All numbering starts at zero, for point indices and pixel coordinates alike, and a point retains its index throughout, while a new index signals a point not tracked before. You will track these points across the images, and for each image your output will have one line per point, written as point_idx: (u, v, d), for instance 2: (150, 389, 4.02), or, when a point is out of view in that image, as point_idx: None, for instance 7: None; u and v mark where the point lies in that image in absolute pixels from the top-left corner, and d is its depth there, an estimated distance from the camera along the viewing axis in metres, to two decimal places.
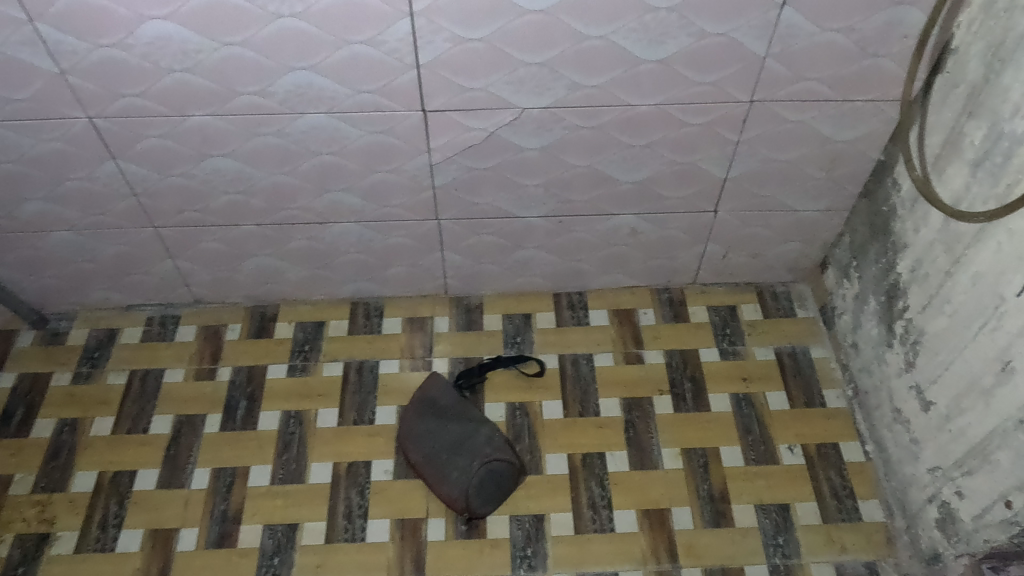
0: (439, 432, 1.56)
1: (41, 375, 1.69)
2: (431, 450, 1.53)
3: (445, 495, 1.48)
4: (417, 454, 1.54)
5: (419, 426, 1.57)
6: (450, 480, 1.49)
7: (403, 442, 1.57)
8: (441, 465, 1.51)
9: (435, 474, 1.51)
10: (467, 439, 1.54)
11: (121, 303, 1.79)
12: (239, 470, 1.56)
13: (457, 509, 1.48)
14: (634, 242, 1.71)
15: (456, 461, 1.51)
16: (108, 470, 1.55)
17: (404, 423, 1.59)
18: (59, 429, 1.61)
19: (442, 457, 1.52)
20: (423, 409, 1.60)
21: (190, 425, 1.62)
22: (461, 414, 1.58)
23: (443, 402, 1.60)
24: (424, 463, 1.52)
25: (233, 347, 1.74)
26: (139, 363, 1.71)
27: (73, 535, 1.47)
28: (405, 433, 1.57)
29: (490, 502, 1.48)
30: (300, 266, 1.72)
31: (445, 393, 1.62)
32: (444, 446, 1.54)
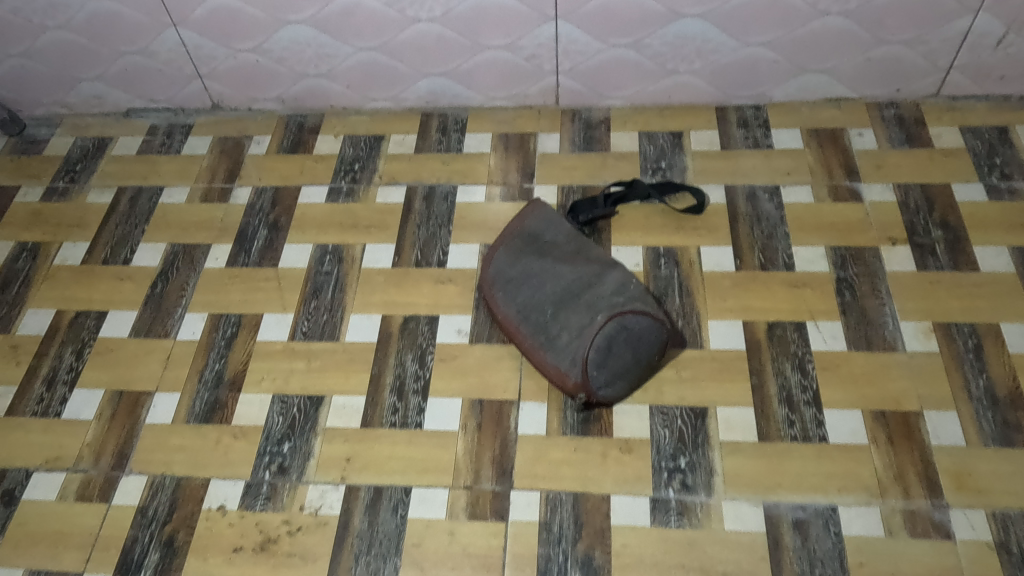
0: (542, 277, 1.01)
1: (4, 189, 1.25)
2: (529, 303, 0.99)
3: (549, 367, 0.94)
4: (507, 308, 1.00)
5: (511, 269, 1.03)
6: (558, 346, 0.94)
7: (485, 291, 1.03)
8: (544, 324, 0.97)
9: (534, 337, 0.96)
10: (586, 288, 0.98)
11: (118, 106, 1.32)
12: (247, 320, 1.06)
13: (567, 387, 0.92)
14: (857, 8, 1.08)
15: (568, 317, 0.96)
16: (69, 310, 1.09)
17: (487, 266, 1.05)
18: (16, 254, 1.16)
19: (546, 313, 0.98)
20: (517, 247, 1.05)
21: (187, 258, 1.13)
22: (577, 253, 1.02)
23: (550, 239, 1.05)
24: (518, 322, 0.98)
25: (257, 163, 1.24)
26: (130, 178, 1.24)
27: (8, 391, 1.02)
28: (489, 279, 1.03)
29: (619, 379, 0.91)
30: (349, 45, 1.19)
31: (552, 226, 1.06)
32: (550, 297, 0.99)
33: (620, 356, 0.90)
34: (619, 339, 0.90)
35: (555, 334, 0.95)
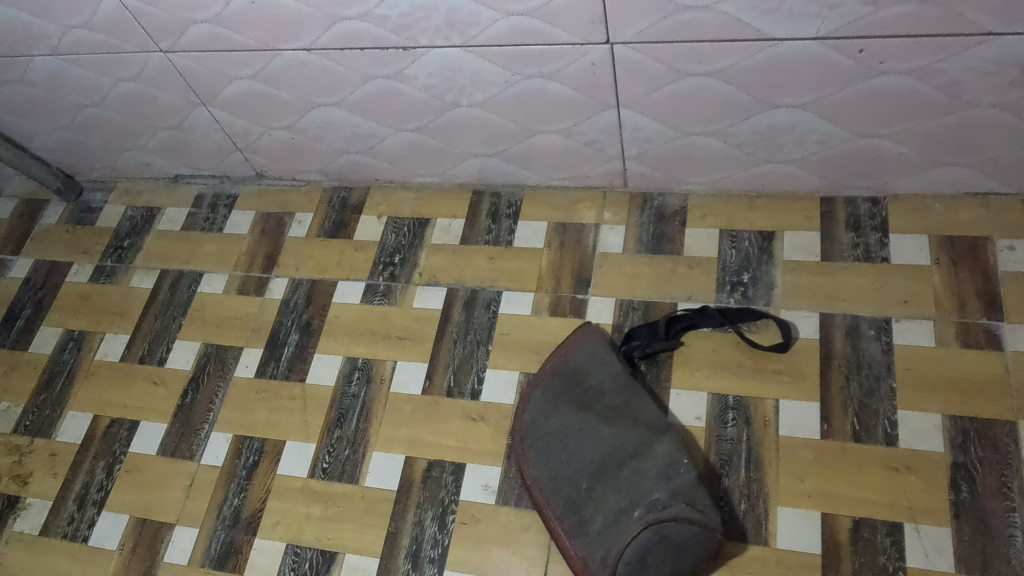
0: (580, 438, 0.87)
1: (58, 266, 1.24)
2: (562, 471, 0.86)
3: (575, 560, 0.81)
4: (536, 472, 0.87)
5: (547, 421, 0.89)
6: (588, 537, 0.81)
7: (515, 442, 0.90)
8: (576, 502, 0.83)
9: (563, 517, 0.83)
10: (628, 463, 0.83)
11: (166, 172, 1.27)
12: (270, 447, 1.00)
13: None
14: (1019, 99, 0.80)
15: (603, 500, 0.82)
16: (105, 415, 1.07)
17: (521, 409, 0.92)
18: (62, 345, 1.16)
19: (580, 488, 0.84)
20: (556, 391, 0.91)
21: (218, 362, 1.08)
22: (624, 410, 0.87)
23: (595, 385, 0.90)
24: (548, 493, 0.85)
25: (296, 248, 1.16)
26: (172, 260, 1.19)
27: (44, 507, 1.02)
28: (521, 428, 0.90)
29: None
30: (385, 126, 1.05)
31: (599, 366, 0.91)
32: (586, 468, 0.85)
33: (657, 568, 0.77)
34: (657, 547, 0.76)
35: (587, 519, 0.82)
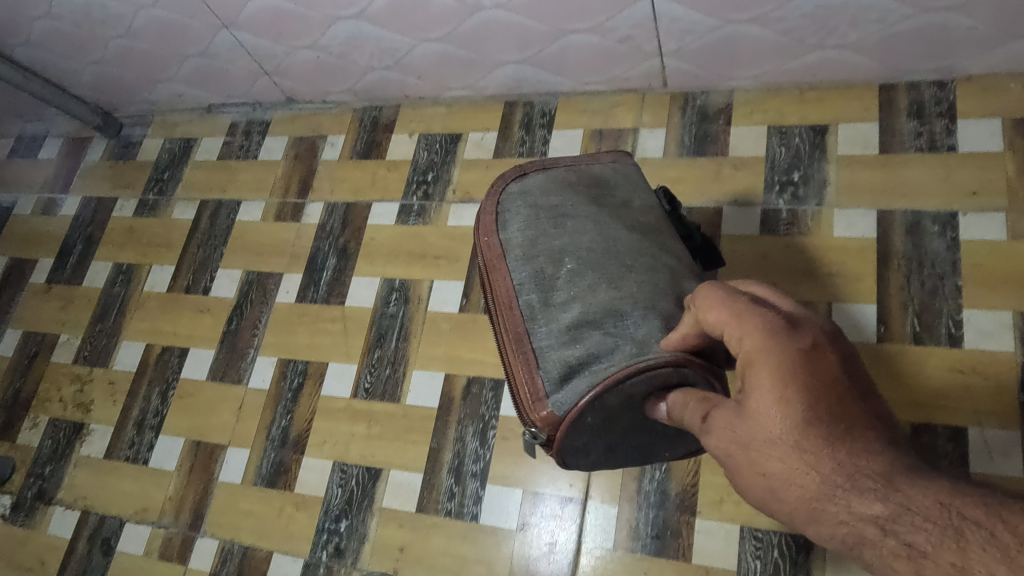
0: (577, 225, 0.68)
1: (104, 202, 1.26)
2: (542, 247, 0.67)
3: (518, 351, 0.62)
4: (513, 243, 0.68)
5: (543, 197, 0.71)
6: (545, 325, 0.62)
7: (489, 214, 0.72)
8: (546, 283, 0.65)
9: (523, 292, 0.65)
10: (627, 261, 0.65)
11: (199, 102, 1.26)
12: (313, 369, 1.01)
13: (524, 396, 0.60)
14: None
15: (586, 291, 0.63)
16: (157, 344, 1.10)
17: (508, 184, 0.73)
18: (113, 278, 1.18)
19: (559, 269, 0.66)
20: (564, 179, 0.73)
21: (260, 289, 1.09)
22: (648, 227, 0.71)
23: (621, 196, 0.73)
24: (513, 263, 0.67)
25: (330, 172, 1.14)
26: (210, 190, 1.20)
27: (106, 432, 1.06)
28: (502, 202, 0.72)
29: (595, 436, 0.57)
30: (408, 36, 1.01)
31: (628, 186, 0.75)
32: (575, 254, 0.66)
33: (618, 413, 0.56)
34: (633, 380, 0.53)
35: (553, 310, 0.63)
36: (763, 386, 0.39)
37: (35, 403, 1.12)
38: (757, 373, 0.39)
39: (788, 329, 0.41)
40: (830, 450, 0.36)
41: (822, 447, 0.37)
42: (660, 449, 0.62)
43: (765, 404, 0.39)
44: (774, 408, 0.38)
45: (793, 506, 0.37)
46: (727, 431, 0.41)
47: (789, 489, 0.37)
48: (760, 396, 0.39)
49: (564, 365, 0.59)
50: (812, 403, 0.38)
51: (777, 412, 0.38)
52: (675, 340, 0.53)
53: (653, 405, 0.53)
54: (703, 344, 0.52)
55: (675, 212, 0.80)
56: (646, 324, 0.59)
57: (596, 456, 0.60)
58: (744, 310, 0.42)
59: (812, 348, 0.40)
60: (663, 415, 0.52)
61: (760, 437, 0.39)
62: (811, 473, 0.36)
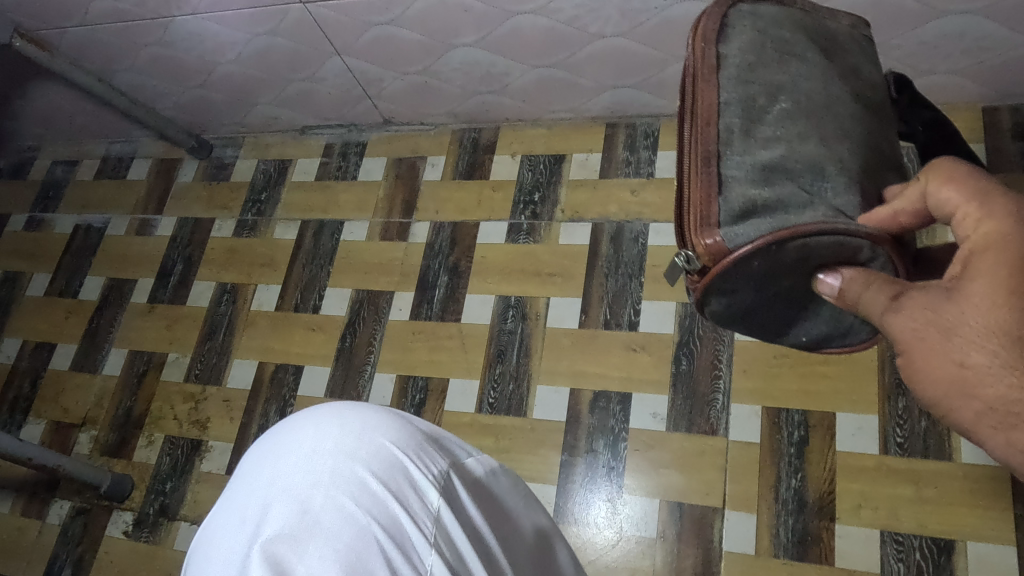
0: (809, 65, 0.53)
1: (201, 223, 1.29)
2: (762, 75, 0.52)
3: (700, 171, 0.49)
4: (725, 57, 0.53)
5: (776, 25, 0.55)
6: (741, 154, 0.49)
7: (702, 25, 0.55)
8: (755, 114, 0.51)
9: (726, 112, 0.51)
10: (854, 129, 0.51)
11: (293, 124, 1.29)
12: (435, 385, 1.04)
13: (694, 227, 0.49)
14: None
15: (797, 134, 0.50)
16: (271, 362, 1.13)
17: (737, 6, 0.57)
18: (218, 297, 1.21)
19: (773, 104, 0.51)
20: (797, 20, 0.57)
21: (372, 307, 1.12)
22: (879, 103, 0.56)
23: (855, 60, 0.58)
24: (724, 79, 0.52)
25: (434, 192, 1.17)
26: (311, 211, 1.23)
27: (227, 448, 1.09)
28: (721, 19, 0.56)
29: (748, 286, 0.49)
30: (522, 64, 1.04)
31: (859, 52, 0.59)
32: (800, 95, 0.52)
33: (790, 268, 0.48)
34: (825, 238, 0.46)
35: (754, 141, 0.50)
36: (984, 272, 0.39)
37: (149, 421, 1.15)
38: (982, 260, 0.39)
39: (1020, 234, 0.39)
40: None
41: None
42: (796, 328, 0.54)
43: (969, 314, 0.39)
44: (985, 295, 0.39)
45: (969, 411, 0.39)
46: (918, 312, 0.41)
47: (972, 395, 0.39)
48: (975, 282, 0.39)
49: (746, 202, 0.48)
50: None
51: (989, 299, 0.38)
52: (882, 216, 0.46)
53: (825, 277, 0.48)
54: (915, 226, 0.46)
55: (902, 102, 0.65)
56: (850, 194, 0.48)
57: (736, 311, 0.52)
58: (985, 190, 0.41)
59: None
60: (832, 291, 0.48)
61: (960, 321, 0.39)
62: (1005, 359, 0.38)
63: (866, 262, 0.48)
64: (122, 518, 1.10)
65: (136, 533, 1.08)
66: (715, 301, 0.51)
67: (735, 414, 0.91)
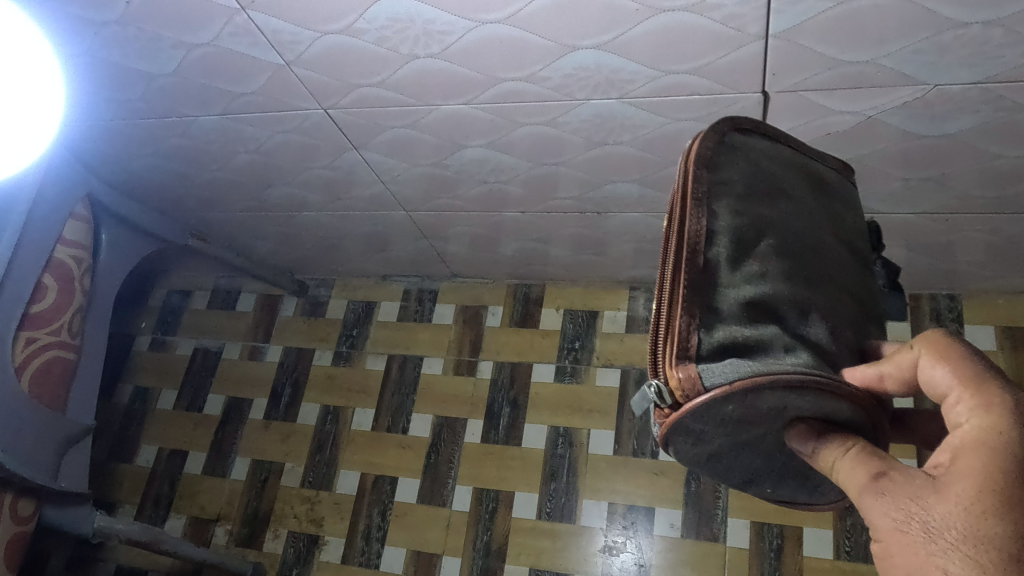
0: (786, 206, 0.66)
1: (304, 352, 1.62)
2: (751, 209, 0.63)
3: (684, 299, 0.57)
4: (727, 185, 0.63)
5: (767, 161, 0.68)
6: (725, 288, 0.58)
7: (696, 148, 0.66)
8: (744, 247, 0.60)
9: (716, 241, 0.60)
10: (819, 279, 0.63)
11: (378, 274, 1.63)
12: (503, 495, 1.37)
13: (674, 356, 0.55)
14: None
15: (777, 276, 0.60)
16: (371, 473, 1.46)
17: (734, 138, 0.67)
18: (323, 417, 1.54)
19: (757, 243, 0.61)
20: (779, 156, 0.70)
21: (451, 430, 1.45)
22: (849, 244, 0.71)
23: (829, 211, 0.71)
24: (716, 206, 0.62)
25: (495, 337, 1.51)
26: (396, 346, 1.56)
27: (340, 542, 1.41)
28: (718, 142, 0.67)
29: (716, 427, 0.55)
30: (569, 249, 1.39)
31: (844, 203, 0.75)
32: (779, 240, 0.63)
33: (760, 416, 0.54)
34: (805, 397, 0.51)
35: (742, 278, 0.59)
36: (967, 465, 0.40)
37: (273, 518, 1.47)
38: (965, 458, 0.40)
39: (994, 427, 0.41)
40: (1008, 546, 0.37)
41: (1000, 555, 0.36)
42: (764, 466, 0.61)
43: (945, 515, 0.39)
44: (963, 495, 0.39)
45: None
46: (896, 504, 0.42)
47: None
48: (955, 477, 0.40)
49: (728, 339, 0.55)
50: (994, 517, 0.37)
51: (965, 495, 0.39)
52: (868, 377, 0.53)
53: (797, 434, 0.54)
54: (898, 394, 0.52)
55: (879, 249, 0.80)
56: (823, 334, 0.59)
57: (700, 446, 0.58)
58: (981, 379, 0.43)
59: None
60: (806, 444, 0.53)
61: (935, 516, 0.40)
62: (978, 574, 0.37)
63: (837, 419, 0.54)
64: None
65: None
66: (678, 437, 0.56)
67: (731, 526, 1.25)
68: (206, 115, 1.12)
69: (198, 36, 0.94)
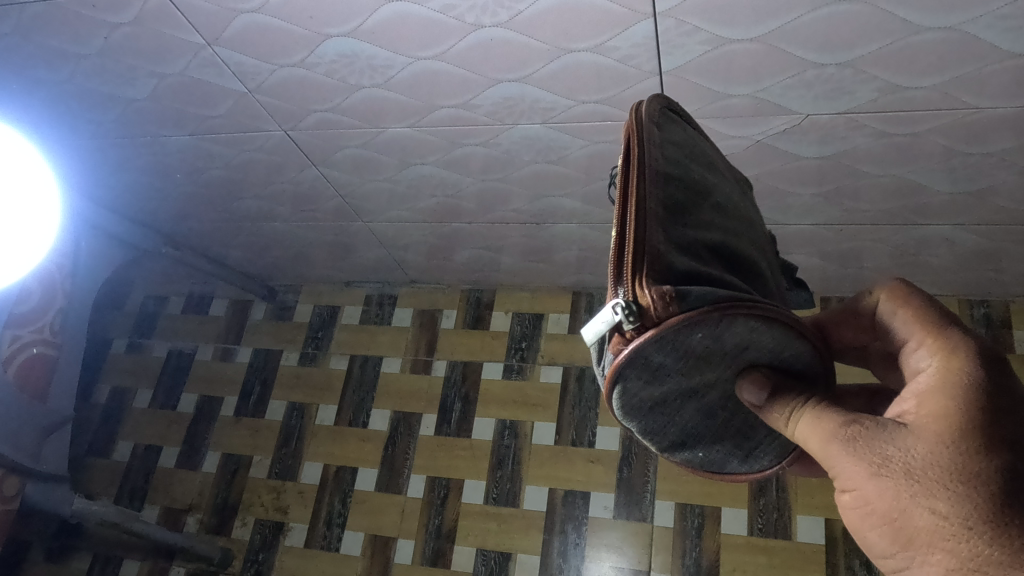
0: (717, 173, 0.63)
1: (273, 353, 1.73)
2: (690, 168, 0.57)
3: (648, 217, 0.46)
4: (667, 139, 0.57)
5: (693, 140, 0.64)
6: (684, 223, 0.50)
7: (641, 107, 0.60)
8: (693, 197, 0.53)
9: (668, 181, 0.52)
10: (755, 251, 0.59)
11: (342, 280, 1.75)
12: (454, 483, 1.49)
13: (641, 263, 0.43)
14: (947, 251, 1.27)
15: (722, 231, 0.54)
16: (333, 464, 1.57)
17: (665, 107, 0.63)
18: (289, 413, 1.65)
19: (701, 197, 0.55)
20: (704, 143, 0.67)
21: (407, 424, 1.57)
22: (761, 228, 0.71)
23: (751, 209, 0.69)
24: (662, 150, 0.55)
25: (449, 338, 1.63)
26: (358, 347, 1.68)
27: (303, 528, 1.53)
28: (653, 112, 0.61)
29: (678, 362, 0.45)
30: (515, 257, 1.52)
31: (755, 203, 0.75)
32: (720, 205, 0.57)
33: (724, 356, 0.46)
34: (772, 330, 0.45)
35: (697, 213, 0.52)
36: (937, 409, 0.44)
37: (241, 507, 1.58)
38: (932, 398, 0.45)
39: (960, 364, 0.46)
40: (995, 482, 0.40)
41: (969, 472, 0.41)
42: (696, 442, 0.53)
43: (917, 447, 0.44)
44: (932, 429, 0.44)
45: (913, 534, 0.43)
46: (864, 447, 0.46)
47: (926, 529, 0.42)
48: (923, 416, 0.45)
49: (692, 268, 0.46)
50: (961, 439, 0.42)
51: (937, 439, 0.43)
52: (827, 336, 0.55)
53: (754, 383, 0.48)
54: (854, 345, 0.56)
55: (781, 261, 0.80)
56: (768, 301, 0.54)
57: (651, 392, 0.47)
58: (939, 326, 0.49)
59: (1003, 380, 0.44)
60: (760, 395, 0.48)
61: (910, 461, 0.44)
62: (965, 508, 0.41)
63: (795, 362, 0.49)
64: None
65: None
66: (630, 377, 0.44)
67: (658, 506, 1.37)
68: (178, 135, 1.23)
69: (170, 67, 1.06)
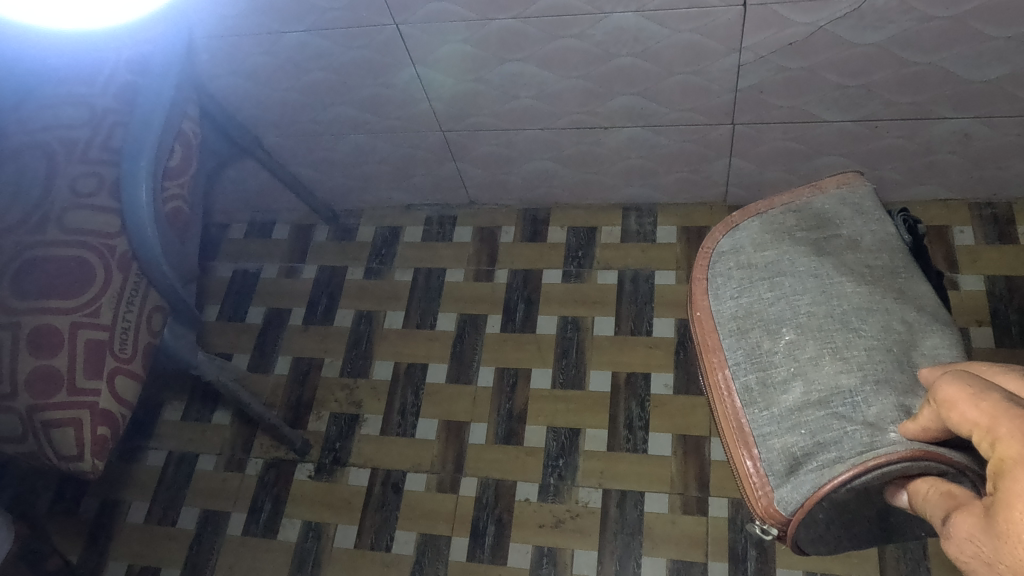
0: (793, 285, 0.91)
1: (338, 269, 1.84)
2: (758, 324, 0.90)
3: (744, 444, 0.86)
4: (733, 317, 0.92)
5: (759, 257, 0.95)
6: (766, 410, 0.86)
7: (699, 313, 0.94)
8: (766, 362, 0.88)
9: (742, 377, 0.89)
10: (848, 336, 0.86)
11: (402, 203, 1.87)
12: (522, 372, 1.62)
13: (761, 502, 0.83)
14: (964, 149, 1.47)
15: (806, 364, 0.86)
16: (404, 361, 1.69)
17: (721, 269, 0.96)
18: (358, 319, 1.77)
19: (778, 345, 0.88)
20: (781, 244, 0.95)
21: (474, 324, 1.70)
22: (870, 270, 0.92)
23: (846, 234, 0.95)
24: (728, 341, 0.91)
25: (509, 250, 1.77)
26: (421, 262, 1.81)
27: (378, 418, 1.63)
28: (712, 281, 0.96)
29: (824, 519, 0.81)
30: (575, 171, 1.67)
31: (851, 217, 0.97)
32: (799, 336, 0.88)
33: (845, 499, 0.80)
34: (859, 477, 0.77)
35: (775, 387, 0.86)
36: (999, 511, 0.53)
37: (316, 403, 1.68)
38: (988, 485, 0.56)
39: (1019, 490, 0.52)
40: None
41: None
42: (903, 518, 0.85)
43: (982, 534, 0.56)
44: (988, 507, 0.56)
45: None
46: (960, 538, 0.58)
47: None
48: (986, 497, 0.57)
49: (788, 459, 0.83)
50: None
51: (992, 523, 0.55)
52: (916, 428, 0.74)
53: (894, 491, 0.77)
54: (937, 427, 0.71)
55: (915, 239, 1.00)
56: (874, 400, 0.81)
57: (824, 527, 0.84)
58: (966, 401, 0.62)
59: None
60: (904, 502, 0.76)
61: (960, 543, 0.58)
62: None
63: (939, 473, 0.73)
64: (306, 467, 1.62)
65: (318, 476, 1.60)
66: (803, 540, 0.85)
67: None
68: (294, 31, 1.37)
69: None
